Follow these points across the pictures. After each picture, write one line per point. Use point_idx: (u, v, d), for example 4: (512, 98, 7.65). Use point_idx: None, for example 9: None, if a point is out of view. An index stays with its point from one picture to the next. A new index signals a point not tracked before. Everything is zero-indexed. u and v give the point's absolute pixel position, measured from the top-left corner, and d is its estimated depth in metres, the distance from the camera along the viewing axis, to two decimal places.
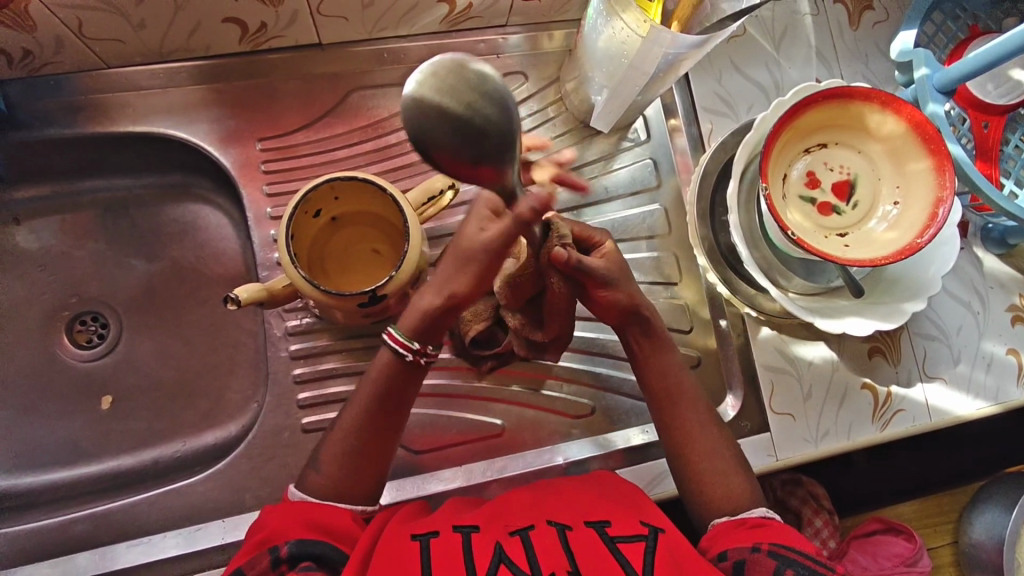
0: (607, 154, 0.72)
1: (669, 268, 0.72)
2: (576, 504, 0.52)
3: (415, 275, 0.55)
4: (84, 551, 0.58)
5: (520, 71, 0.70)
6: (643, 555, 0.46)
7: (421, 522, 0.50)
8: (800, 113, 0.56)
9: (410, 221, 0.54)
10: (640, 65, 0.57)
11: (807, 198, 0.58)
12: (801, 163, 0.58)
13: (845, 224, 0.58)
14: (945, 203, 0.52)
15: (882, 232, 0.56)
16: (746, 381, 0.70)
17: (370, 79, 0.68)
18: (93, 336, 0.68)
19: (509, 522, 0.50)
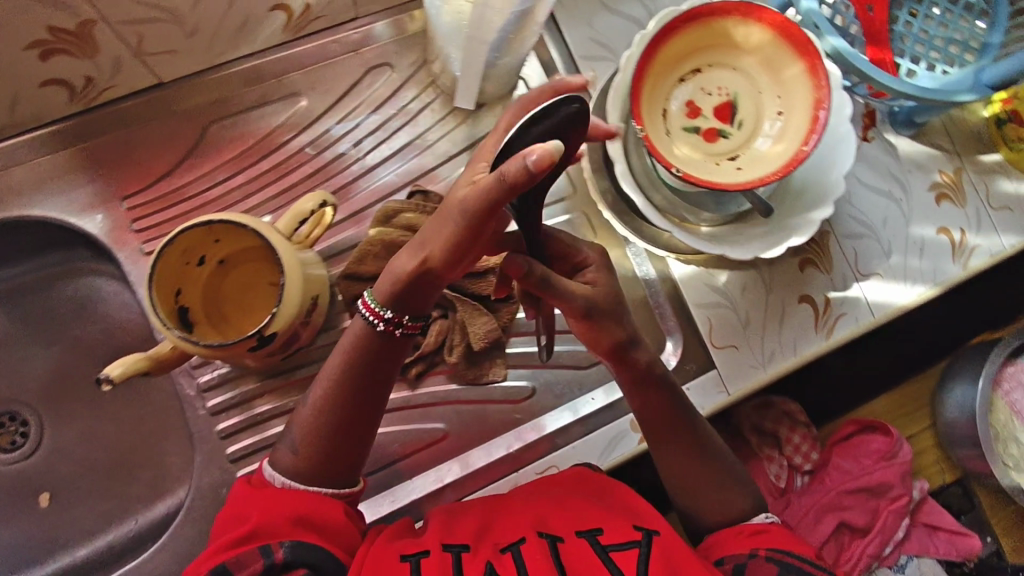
0: (495, 127, 0.69)
1: (582, 229, 0.69)
2: (569, 510, 0.51)
3: (303, 304, 0.52)
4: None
5: (384, 62, 0.66)
6: (635, 560, 0.46)
7: (411, 541, 0.49)
8: (663, 43, 0.53)
9: (282, 246, 0.50)
10: (474, 25, 0.52)
11: (692, 129, 0.55)
12: (677, 93, 0.55)
13: (735, 146, 0.55)
14: (824, 104, 0.50)
15: (771, 147, 0.53)
16: (683, 323, 0.68)
17: (227, 107, 0.63)
18: (14, 436, 0.66)
19: (497, 539, 0.49)
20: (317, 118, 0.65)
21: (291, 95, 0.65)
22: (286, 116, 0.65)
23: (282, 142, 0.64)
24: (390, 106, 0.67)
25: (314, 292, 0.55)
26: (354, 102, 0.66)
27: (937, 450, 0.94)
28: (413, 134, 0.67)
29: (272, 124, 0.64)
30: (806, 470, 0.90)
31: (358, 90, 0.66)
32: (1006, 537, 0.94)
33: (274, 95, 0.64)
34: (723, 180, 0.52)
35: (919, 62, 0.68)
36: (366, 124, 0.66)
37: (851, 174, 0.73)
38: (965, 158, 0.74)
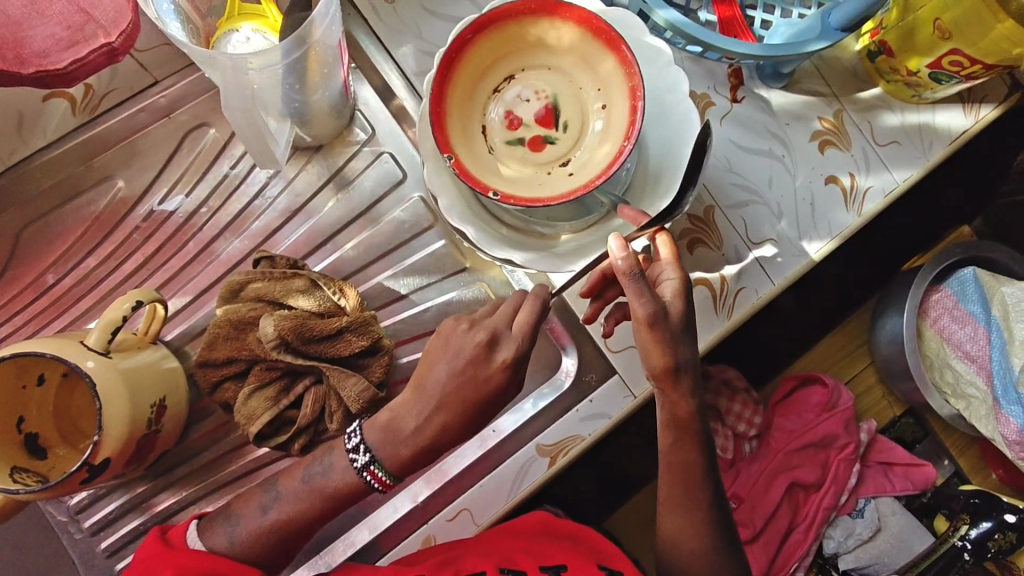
0: (339, 167, 0.64)
1: (450, 258, 0.64)
2: (530, 549, 0.55)
3: (135, 419, 0.48)
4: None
5: (201, 122, 0.61)
6: None
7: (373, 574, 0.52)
8: (463, 56, 0.49)
9: (95, 365, 0.46)
10: (235, 95, 0.46)
11: (515, 141, 0.51)
12: (493, 106, 0.51)
13: (564, 150, 0.51)
14: (640, 94, 0.47)
15: (599, 146, 0.50)
16: (575, 335, 0.64)
17: (39, 207, 0.59)
18: None
19: (460, 567, 0.52)
20: (141, 197, 0.61)
21: (105, 178, 0.60)
22: (106, 203, 0.60)
23: (108, 232, 0.60)
24: (218, 169, 0.62)
25: (156, 397, 0.51)
26: (177, 171, 0.61)
27: (882, 385, 0.92)
28: (250, 193, 0.62)
29: (92, 215, 0.60)
30: (751, 437, 0.87)
31: (178, 157, 0.61)
32: (964, 456, 0.92)
33: (87, 184, 0.60)
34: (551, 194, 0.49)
35: (772, 11, 0.65)
36: (194, 195, 0.61)
37: (726, 141, 0.69)
38: (843, 100, 0.71)
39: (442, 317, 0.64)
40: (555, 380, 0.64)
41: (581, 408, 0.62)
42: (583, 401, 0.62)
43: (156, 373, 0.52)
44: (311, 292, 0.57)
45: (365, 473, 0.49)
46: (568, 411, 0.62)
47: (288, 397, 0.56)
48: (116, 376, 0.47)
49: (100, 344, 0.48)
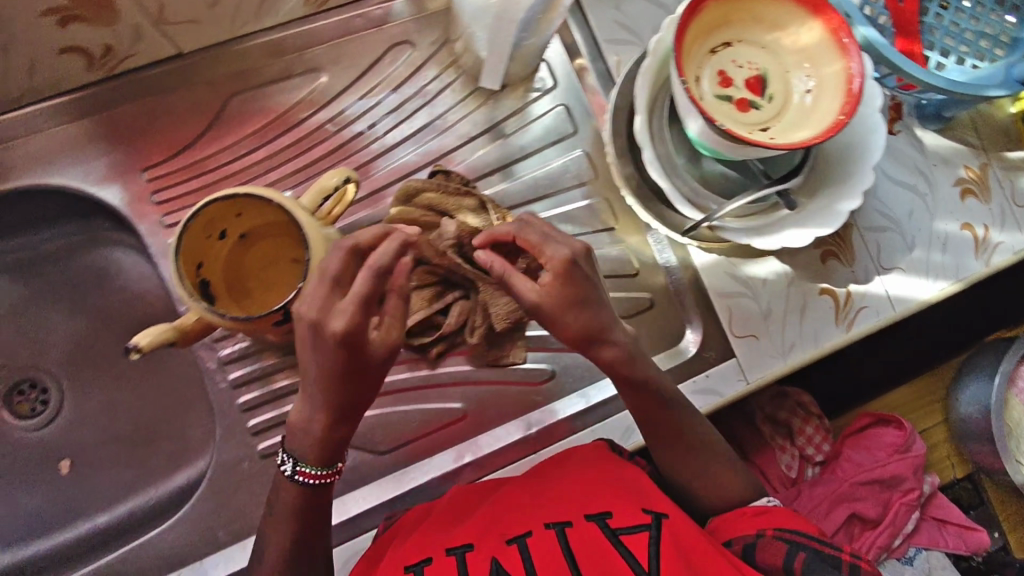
0: (518, 110, 0.68)
1: (604, 215, 0.68)
2: (574, 493, 0.52)
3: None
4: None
5: (407, 39, 0.66)
6: (646, 546, 0.47)
7: (412, 546, 0.51)
8: (701, 10, 0.52)
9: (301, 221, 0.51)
10: None
11: (724, 98, 0.54)
12: (709, 64, 0.54)
13: (766, 118, 0.54)
14: (859, 78, 0.50)
15: (804, 120, 0.53)
16: (704, 310, 0.68)
17: (249, 80, 0.63)
18: (36, 403, 0.69)
19: (505, 530, 0.50)
20: (339, 94, 0.64)
21: (311, 70, 0.64)
22: (307, 91, 0.64)
23: (301, 119, 0.64)
24: (410, 86, 0.66)
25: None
26: (376, 78, 0.65)
27: (949, 444, 0.94)
28: (433, 114, 0.66)
29: (293, 99, 0.64)
30: (817, 462, 0.89)
31: (379, 67, 0.65)
32: (1013, 532, 0.93)
33: (295, 70, 0.64)
34: (756, 147, 0.51)
35: (948, 56, 0.68)
36: (383, 104, 0.65)
37: (875, 167, 0.72)
38: (991, 155, 0.74)
39: None
40: (677, 349, 0.68)
41: (696, 380, 0.66)
42: (699, 375, 0.67)
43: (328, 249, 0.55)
44: (480, 210, 0.61)
45: (296, 477, 0.48)
46: (682, 381, 0.66)
47: (439, 301, 0.60)
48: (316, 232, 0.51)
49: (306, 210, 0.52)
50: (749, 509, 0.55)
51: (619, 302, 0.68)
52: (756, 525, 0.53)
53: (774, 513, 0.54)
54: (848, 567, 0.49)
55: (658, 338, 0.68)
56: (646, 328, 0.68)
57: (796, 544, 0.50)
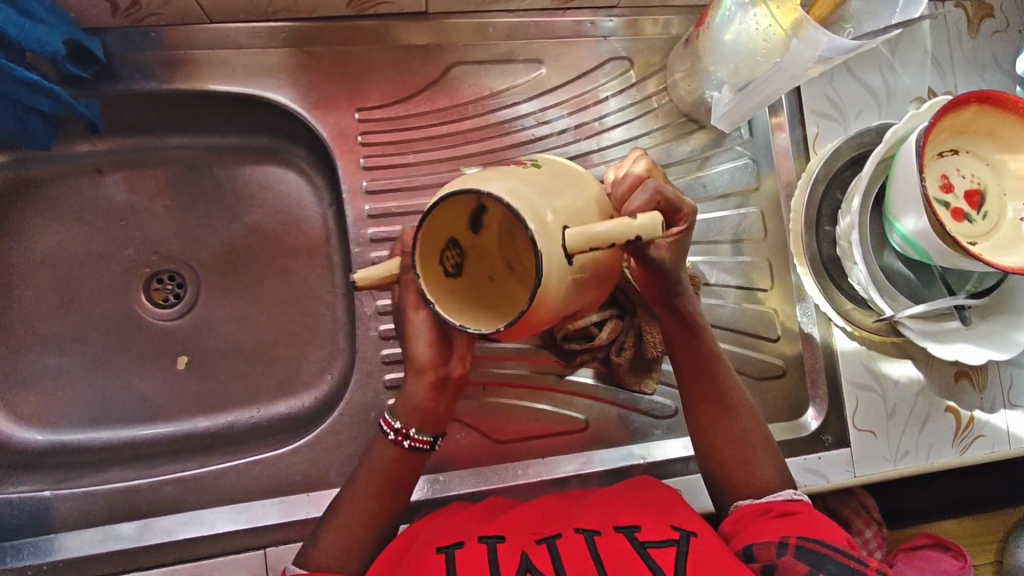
0: (709, 151, 0.69)
1: (761, 274, 0.69)
2: (604, 509, 0.52)
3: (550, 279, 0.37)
4: (133, 522, 0.58)
5: (626, 56, 0.68)
6: (674, 559, 0.46)
7: (445, 531, 0.50)
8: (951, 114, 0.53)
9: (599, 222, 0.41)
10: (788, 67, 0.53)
11: (942, 202, 0.55)
12: (934, 166, 0.55)
13: (976, 233, 0.55)
14: None
15: (1016, 246, 0.54)
16: (832, 395, 0.68)
17: (474, 54, 0.65)
18: (170, 295, 0.71)
19: (534, 530, 0.50)
20: (551, 90, 0.66)
21: (534, 60, 0.66)
22: (524, 79, 0.66)
23: (510, 103, 0.66)
24: (614, 101, 0.68)
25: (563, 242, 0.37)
26: (586, 85, 0.67)
27: None
28: (630, 133, 0.68)
29: (509, 82, 0.66)
30: None
31: (592, 75, 0.67)
32: None
33: (519, 56, 0.66)
34: (968, 261, 0.52)
35: None
36: (581, 112, 0.67)
37: None
38: None
39: (729, 318, 0.68)
40: (798, 423, 0.68)
41: (807, 459, 0.66)
42: (810, 455, 0.67)
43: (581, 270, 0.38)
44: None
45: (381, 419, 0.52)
46: (793, 457, 0.66)
47: (597, 314, 0.61)
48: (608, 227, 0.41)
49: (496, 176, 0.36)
50: (772, 503, 0.50)
51: (752, 363, 0.68)
52: (780, 530, 0.48)
53: (806, 513, 0.49)
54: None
55: (781, 408, 0.68)
56: (772, 395, 0.68)
57: (818, 559, 0.45)
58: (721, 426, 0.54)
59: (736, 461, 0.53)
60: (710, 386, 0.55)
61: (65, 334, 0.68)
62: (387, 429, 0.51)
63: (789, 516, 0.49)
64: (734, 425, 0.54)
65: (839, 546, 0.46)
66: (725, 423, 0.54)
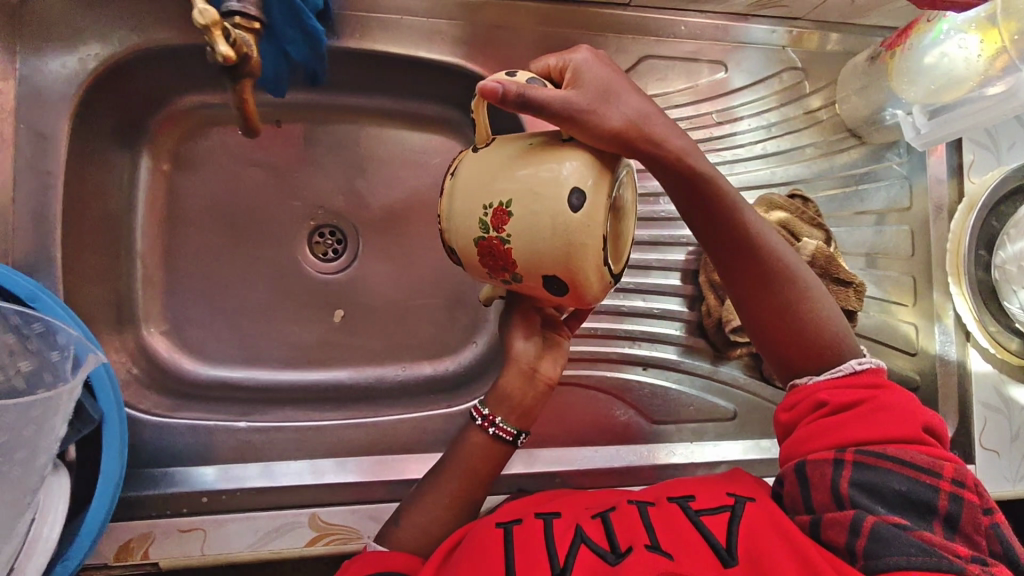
0: (865, 168, 0.72)
1: (903, 290, 0.72)
2: (666, 487, 0.51)
3: (560, 242, 0.40)
4: (321, 459, 0.58)
5: (801, 68, 0.70)
6: (727, 525, 0.45)
7: (502, 508, 0.50)
8: None
9: (593, 222, 0.40)
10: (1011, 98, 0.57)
11: None
12: None
13: None
14: None
15: None
16: (964, 413, 0.70)
17: (663, 49, 0.67)
18: (330, 249, 0.73)
19: (587, 508, 0.50)
20: (728, 92, 0.69)
21: (717, 62, 0.68)
22: (707, 79, 0.68)
23: (690, 101, 0.68)
24: (781, 110, 0.70)
25: (512, 197, 0.41)
26: (760, 91, 0.70)
27: None
28: (794, 142, 0.71)
29: (692, 80, 0.68)
30: None
31: (767, 82, 0.70)
32: None
33: (704, 56, 0.68)
34: None
35: None
36: (721, 126, 0.69)
37: None
38: None
39: (870, 329, 0.71)
40: None
41: None
42: None
43: (569, 245, 0.40)
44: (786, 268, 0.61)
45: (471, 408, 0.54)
46: None
47: None
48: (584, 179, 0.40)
49: (483, 131, 0.44)
50: (826, 397, 0.47)
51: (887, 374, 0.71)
52: (834, 437, 0.45)
53: (869, 403, 0.46)
54: (947, 497, 0.42)
55: None
56: None
57: (860, 471, 0.43)
58: (786, 334, 0.49)
59: (817, 345, 0.48)
60: (783, 310, 0.48)
61: (231, 275, 0.70)
62: (475, 416, 0.53)
63: (846, 412, 0.46)
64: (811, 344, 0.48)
65: (899, 457, 0.43)
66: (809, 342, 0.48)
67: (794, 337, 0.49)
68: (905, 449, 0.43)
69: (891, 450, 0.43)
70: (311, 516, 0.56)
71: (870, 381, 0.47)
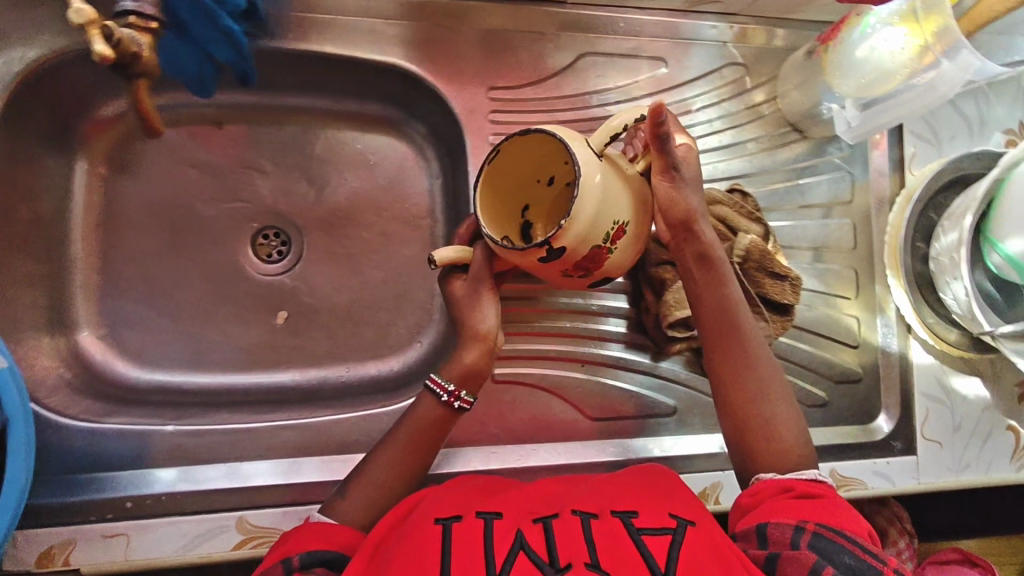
0: (806, 162, 0.72)
1: (846, 283, 0.72)
2: (604, 492, 0.54)
3: (595, 223, 0.48)
4: (247, 462, 0.58)
5: (743, 62, 0.70)
6: (667, 549, 0.47)
7: (447, 505, 0.52)
8: None
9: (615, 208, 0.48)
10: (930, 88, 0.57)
11: None
12: None
13: None
14: None
15: None
16: (906, 405, 0.71)
17: (604, 45, 0.66)
18: (275, 251, 0.72)
19: (532, 510, 0.52)
20: (671, 88, 0.68)
21: (658, 58, 0.68)
22: (648, 75, 0.67)
23: (630, 97, 0.67)
24: (720, 106, 0.70)
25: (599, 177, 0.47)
26: (701, 86, 0.69)
27: None
28: (736, 137, 0.71)
29: (632, 78, 0.67)
30: None
31: (708, 78, 0.69)
32: None
33: (644, 52, 0.67)
34: None
35: None
36: (678, 118, 0.68)
37: None
38: None
39: (814, 323, 0.71)
40: (871, 427, 0.71)
41: (878, 462, 0.69)
42: (880, 459, 0.69)
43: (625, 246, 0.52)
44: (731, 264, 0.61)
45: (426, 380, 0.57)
46: (865, 459, 0.69)
47: None
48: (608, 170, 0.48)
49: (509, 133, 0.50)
50: (795, 484, 0.52)
51: (831, 367, 0.71)
52: (797, 513, 0.50)
53: (827, 499, 0.51)
54: None
55: (854, 411, 0.71)
56: (849, 398, 0.71)
57: (826, 544, 0.47)
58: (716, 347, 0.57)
59: (739, 396, 0.56)
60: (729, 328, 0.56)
61: (170, 278, 0.69)
62: (440, 393, 0.56)
63: (806, 499, 0.51)
64: (755, 370, 0.56)
65: (856, 539, 0.47)
66: (741, 357, 0.56)
67: (730, 352, 0.56)
68: (859, 537, 0.48)
69: (858, 539, 0.48)
70: (238, 520, 0.56)
71: (826, 490, 0.53)
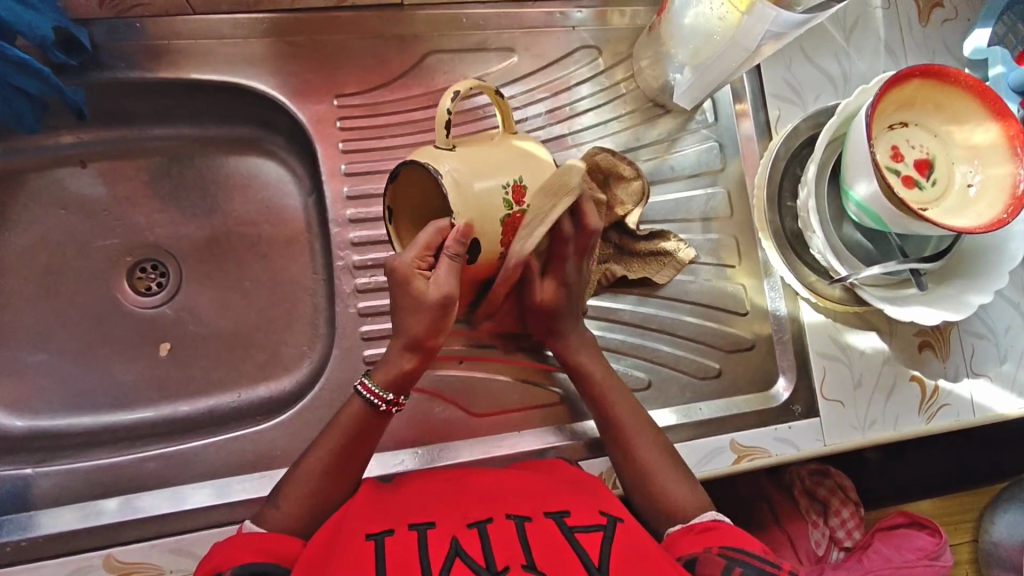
0: (673, 135, 0.72)
1: (729, 251, 0.71)
2: (533, 492, 0.51)
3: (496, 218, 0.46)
4: (112, 498, 0.58)
5: (594, 45, 0.71)
6: (600, 544, 0.46)
7: (379, 517, 0.48)
8: (893, 88, 0.56)
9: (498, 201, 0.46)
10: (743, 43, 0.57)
11: (893, 170, 0.58)
12: (885, 137, 0.58)
13: (926, 199, 0.57)
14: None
15: (967, 208, 0.56)
16: (800, 364, 0.70)
17: (448, 44, 0.68)
18: (153, 283, 0.72)
19: (465, 514, 0.48)
20: (522, 76, 0.69)
21: (506, 50, 0.69)
22: (496, 67, 0.69)
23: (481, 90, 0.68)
24: (576, 90, 0.70)
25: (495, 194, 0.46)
26: (550, 74, 0.70)
27: (970, 568, 0.88)
28: (598, 117, 0.70)
29: (483, 70, 0.68)
30: (844, 547, 0.81)
31: (559, 64, 0.70)
32: None
33: (492, 45, 0.69)
34: (918, 223, 0.54)
35: None
36: (534, 105, 0.69)
37: None
38: None
39: (699, 294, 0.71)
40: (768, 394, 0.70)
41: (779, 428, 0.67)
42: (781, 424, 0.68)
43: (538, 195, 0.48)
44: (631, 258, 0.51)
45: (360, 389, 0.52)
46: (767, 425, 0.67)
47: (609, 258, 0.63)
48: (483, 169, 0.46)
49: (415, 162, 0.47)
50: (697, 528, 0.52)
51: (723, 336, 0.71)
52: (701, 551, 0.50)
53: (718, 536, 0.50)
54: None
55: (751, 380, 0.70)
56: (744, 366, 0.71)
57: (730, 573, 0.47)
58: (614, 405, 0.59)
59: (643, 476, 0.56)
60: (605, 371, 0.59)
61: (43, 322, 0.69)
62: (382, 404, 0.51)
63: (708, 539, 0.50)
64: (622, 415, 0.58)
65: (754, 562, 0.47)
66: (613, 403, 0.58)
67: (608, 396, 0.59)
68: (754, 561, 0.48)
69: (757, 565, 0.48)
70: (104, 557, 0.54)
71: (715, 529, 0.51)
